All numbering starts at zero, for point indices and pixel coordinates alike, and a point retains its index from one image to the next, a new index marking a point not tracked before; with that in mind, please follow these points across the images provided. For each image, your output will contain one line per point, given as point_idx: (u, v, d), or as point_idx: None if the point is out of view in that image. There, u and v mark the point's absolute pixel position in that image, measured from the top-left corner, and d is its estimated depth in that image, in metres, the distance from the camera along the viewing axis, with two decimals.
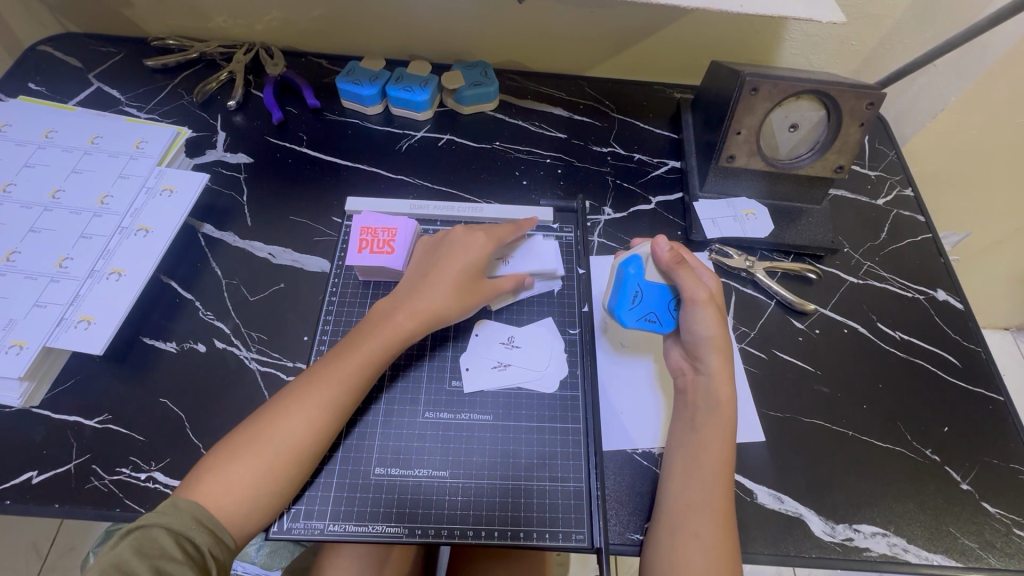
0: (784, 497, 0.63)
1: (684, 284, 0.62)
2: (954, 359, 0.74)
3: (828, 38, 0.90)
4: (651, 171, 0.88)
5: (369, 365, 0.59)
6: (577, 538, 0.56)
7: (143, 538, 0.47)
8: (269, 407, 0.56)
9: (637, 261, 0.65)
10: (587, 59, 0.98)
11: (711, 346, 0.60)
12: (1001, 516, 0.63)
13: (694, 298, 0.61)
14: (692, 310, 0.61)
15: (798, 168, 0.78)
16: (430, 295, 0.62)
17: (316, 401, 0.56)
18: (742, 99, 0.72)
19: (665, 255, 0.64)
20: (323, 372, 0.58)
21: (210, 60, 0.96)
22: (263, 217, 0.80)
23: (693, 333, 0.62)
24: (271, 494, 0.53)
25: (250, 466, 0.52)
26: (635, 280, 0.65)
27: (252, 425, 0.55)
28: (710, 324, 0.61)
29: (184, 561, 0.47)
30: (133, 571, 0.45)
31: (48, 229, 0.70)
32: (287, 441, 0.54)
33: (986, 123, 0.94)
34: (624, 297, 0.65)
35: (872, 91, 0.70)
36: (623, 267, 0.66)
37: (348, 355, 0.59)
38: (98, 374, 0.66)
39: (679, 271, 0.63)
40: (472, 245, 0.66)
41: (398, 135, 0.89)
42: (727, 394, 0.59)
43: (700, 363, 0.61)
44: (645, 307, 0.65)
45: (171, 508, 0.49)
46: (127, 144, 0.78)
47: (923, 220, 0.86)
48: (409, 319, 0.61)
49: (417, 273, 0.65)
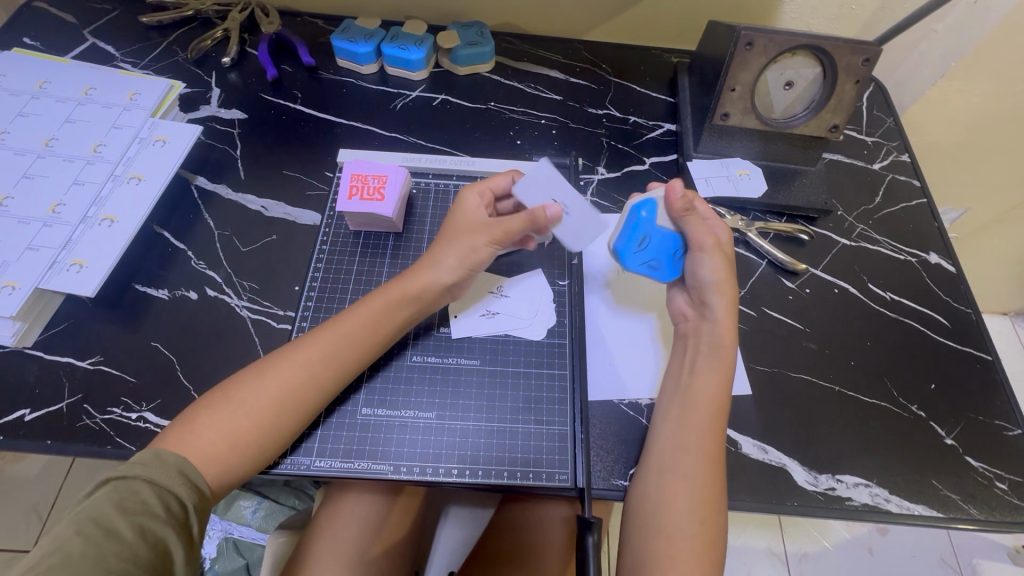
0: (768, 447, 0.63)
1: (693, 230, 0.62)
2: (944, 320, 0.74)
3: (829, 1, 0.88)
4: (646, 133, 0.88)
5: (373, 324, 0.59)
6: (560, 478, 0.57)
7: (124, 491, 0.46)
8: (268, 361, 0.56)
9: (650, 205, 0.63)
10: (585, 22, 0.97)
11: (715, 289, 0.60)
12: (984, 470, 0.63)
13: (702, 245, 0.62)
14: (699, 257, 0.61)
15: (792, 128, 0.78)
16: (445, 252, 0.62)
17: (316, 356, 0.56)
18: (737, 54, 0.71)
19: (678, 200, 0.62)
20: (325, 329, 0.58)
21: (205, 19, 0.95)
22: (256, 171, 0.80)
23: (697, 278, 0.62)
24: (271, 444, 0.54)
25: (249, 419, 0.53)
26: (646, 224, 0.63)
27: (249, 376, 0.55)
28: (716, 269, 0.61)
29: (164, 518, 0.47)
30: (114, 526, 0.44)
31: (41, 176, 0.70)
32: (286, 394, 0.54)
33: (987, 91, 0.93)
34: (631, 240, 0.64)
35: (868, 46, 0.69)
36: (634, 210, 0.63)
37: (353, 312, 0.59)
38: (90, 320, 0.66)
39: (688, 218, 0.62)
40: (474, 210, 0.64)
41: (393, 95, 0.89)
42: (728, 338, 0.60)
43: (705, 308, 0.61)
44: (652, 252, 0.64)
45: (155, 460, 0.49)
46: (120, 96, 0.79)
47: (918, 185, 0.85)
48: (417, 282, 0.60)
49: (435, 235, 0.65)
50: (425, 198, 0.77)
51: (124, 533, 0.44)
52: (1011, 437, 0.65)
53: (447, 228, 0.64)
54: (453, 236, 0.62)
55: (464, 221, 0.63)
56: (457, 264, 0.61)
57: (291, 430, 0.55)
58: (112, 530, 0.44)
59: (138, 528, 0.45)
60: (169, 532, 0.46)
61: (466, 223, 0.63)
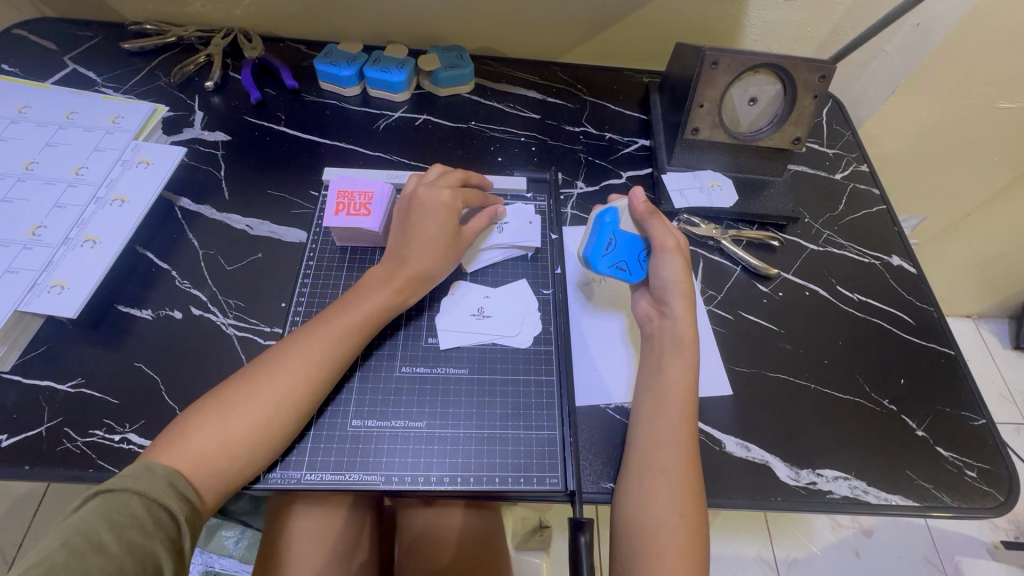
0: (750, 446, 0.65)
1: (655, 232, 0.65)
2: (909, 318, 0.78)
3: (786, 24, 0.94)
4: (622, 148, 0.91)
5: (367, 323, 0.61)
6: (550, 482, 0.58)
7: (114, 504, 0.46)
8: (261, 365, 0.56)
9: (613, 212, 0.67)
10: (560, 45, 1.01)
11: (675, 290, 0.63)
12: (953, 459, 0.66)
13: (664, 246, 0.64)
14: (661, 257, 0.64)
15: (758, 141, 0.82)
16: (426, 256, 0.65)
17: (315, 356, 0.57)
18: (703, 73, 0.76)
19: (641, 205, 0.65)
20: (320, 330, 0.59)
21: (187, 44, 0.96)
22: (241, 192, 0.81)
23: (661, 278, 0.64)
24: (266, 449, 0.54)
25: (243, 422, 0.53)
26: (610, 229, 0.66)
27: (245, 380, 0.55)
28: (675, 271, 0.64)
29: (153, 532, 0.46)
30: (102, 540, 0.44)
31: (21, 199, 0.70)
32: (283, 396, 0.55)
33: (936, 106, 0.99)
34: (599, 244, 0.67)
35: (823, 64, 0.74)
36: (599, 216, 0.67)
37: (346, 313, 0.60)
38: (71, 342, 0.65)
39: (652, 222, 0.65)
40: (440, 205, 0.66)
41: (375, 116, 0.92)
42: (690, 335, 0.62)
43: (666, 308, 0.64)
44: (618, 254, 0.67)
45: (146, 472, 0.49)
46: (103, 119, 0.79)
47: (878, 193, 0.90)
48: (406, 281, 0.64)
49: (407, 234, 0.66)
50: None
51: (112, 547, 0.44)
52: (977, 427, 0.69)
53: (423, 231, 0.65)
54: (432, 240, 0.65)
55: (443, 226, 0.66)
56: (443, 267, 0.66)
57: (284, 438, 0.55)
58: (100, 544, 0.44)
59: (126, 542, 0.44)
60: (159, 546, 0.46)
61: (447, 226, 0.66)
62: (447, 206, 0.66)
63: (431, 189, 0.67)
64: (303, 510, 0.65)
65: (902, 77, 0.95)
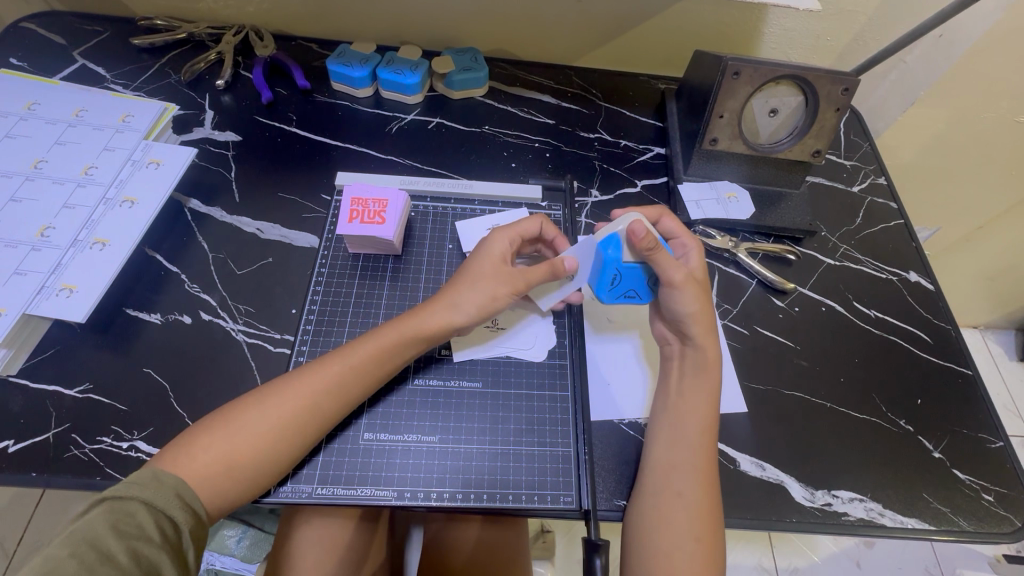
0: (765, 465, 0.64)
1: (662, 269, 0.60)
2: (926, 336, 0.76)
3: (806, 33, 0.93)
4: (637, 156, 0.90)
5: (381, 356, 0.58)
6: (565, 501, 0.57)
7: (120, 513, 0.45)
8: (272, 386, 0.56)
9: (614, 242, 0.60)
10: (575, 49, 1.00)
11: (692, 322, 0.61)
12: (970, 482, 0.65)
13: (672, 281, 0.61)
14: (672, 292, 0.61)
15: (778, 153, 0.81)
16: (464, 294, 0.60)
17: (324, 384, 0.56)
18: (724, 83, 0.75)
19: (643, 240, 0.58)
20: (333, 358, 0.58)
21: (198, 41, 0.95)
22: (251, 194, 0.79)
23: (673, 311, 0.62)
24: (271, 466, 0.53)
25: (249, 439, 0.52)
26: (612, 264, 0.61)
27: (252, 400, 0.55)
28: (689, 302, 0.61)
29: (159, 543, 0.45)
30: (110, 550, 0.43)
31: (29, 199, 0.69)
32: (288, 421, 0.54)
33: (955, 119, 0.98)
34: (603, 280, 0.63)
35: (847, 77, 0.73)
36: (600, 249, 0.61)
37: (361, 343, 0.59)
38: (79, 345, 0.65)
39: (657, 258, 0.59)
40: (487, 242, 0.63)
41: (388, 118, 0.90)
42: (714, 360, 0.61)
43: (686, 336, 0.62)
44: (625, 286, 0.63)
45: (153, 480, 0.48)
46: (113, 118, 0.78)
47: (896, 207, 0.89)
48: (427, 317, 0.60)
49: (455, 274, 0.63)
50: (423, 221, 0.78)
51: (119, 558, 0.43)
52: (994, 449, 0.68)
53: (469, 268, 0.62)
54: (472, 276, 0.61)
55: (488, 264, 0.62)
56: (476, 307, 0.60)
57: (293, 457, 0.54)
58: (107, 554, 0.43)
59: (133, 553, 0.43)
60: (164, 556, 0.45)
61: (492, 264, 0.62)
62: (495, 244, 0.63)
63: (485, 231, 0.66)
64: (311, 519, 0.64)
65: (922, 89, 0.94)
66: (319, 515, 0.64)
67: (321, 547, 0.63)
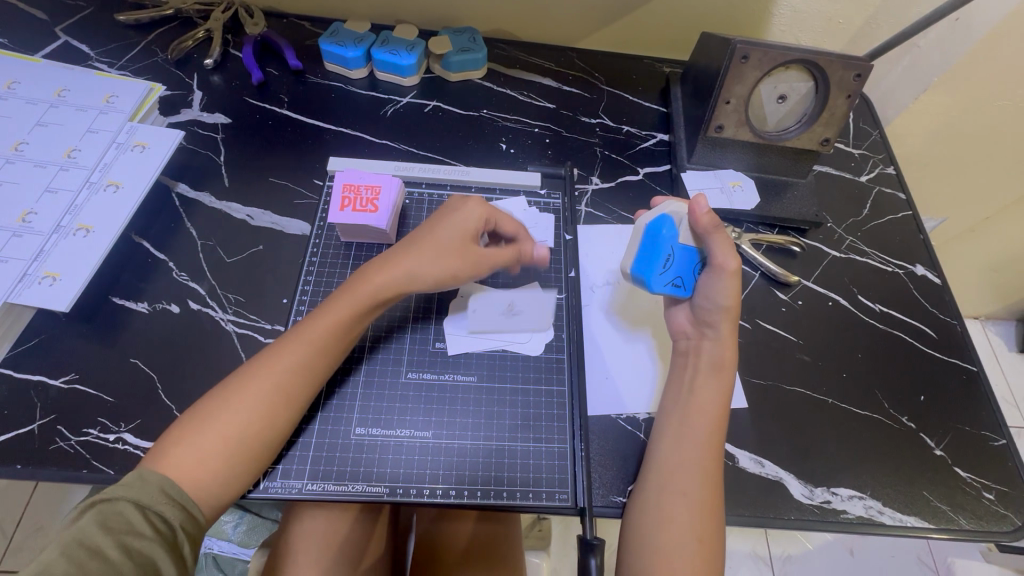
0: (765, 461, 0.63)
1: (716, 249, 0.60)
2: (932, 332, 0.75)
3: (818, 15, 0.89)
4: (640, 143, 0.87)
5: (341, 330, 0.57)
6: (560, 498, 0.56)
7: (109, 511, 0.44)
8: (238, 372, 0.54)
9: (669, 224, 0.62)
10: (577, 30, 0.96)
11: (724, 313, 0.60)
12: (972, 480, 0.64)
13: (722, 265, 0.60)
14: (717, 277, 0.60)
15: (785, 141, 0.79)
16: (421, 264, 0.59)
17: (285, 365, 0.54)
18: (732, 67, 0.72)
19: (704, 216, 0.60)
20: (293, 337, 0.56)
21: (185, 18, 0.91)
22: (241, 179, 0.77)
23: (713, 299, 0.60)
24: (253, 461, 0.52)
25: (223, 432, 0.50)
26: (668, 243, 0.62)
27: (220, 392, 0.53)
28: (730, 291, 0.60)
29: (152, 537, 0.44)
30: (99, 546, 0.42)
31: (10, 183, 0.66)
32: (256, 408, 0.52)
33: (967, 107, 0.94)
34: (655, 261, 0.62)
35: (859, 62, 0.70)
36: (656, 228, 0.62)
37: (320, 316, 0.57)
38: (65, 335, 0.63)
39: (713, 235, 0.60)
40: (464, 213, 0.61)
41: (383, 100, 0.87)
42: (729, 358, 0.60)
43: (708, 329, 0.61)
44: (673, 272, 0.62)
45: (138, 480, 0.47)
46: (96, 98, 0.75)
47: (904, 198, 0.87)
48: (391, 287, 0.59)
49: (417, 236, 0.61)
50: (418, 208, 0.75)
51: (110, 554, 0.42)
52: (997, 447, 0.67)
53: (428, 240, 0.60)
54: (435, 246, 0.60)
55: (454, 237, 0.60)
56: (432, 277, 0.59)
57: (270, 450, 0.53)
58: (97, 550, 0.42)
59: (125, 547, 0.43)
60: (157, 550, 0.44)
61: (450, 236, 0.60)
62: (473, 218, 0.61)
63: (461, 200, 0.63)
64: (313, 510, 0.63)
65: (934, 76, 0.91)
66: (322, 508, 0.64)
67: (315, 543, 0.62)
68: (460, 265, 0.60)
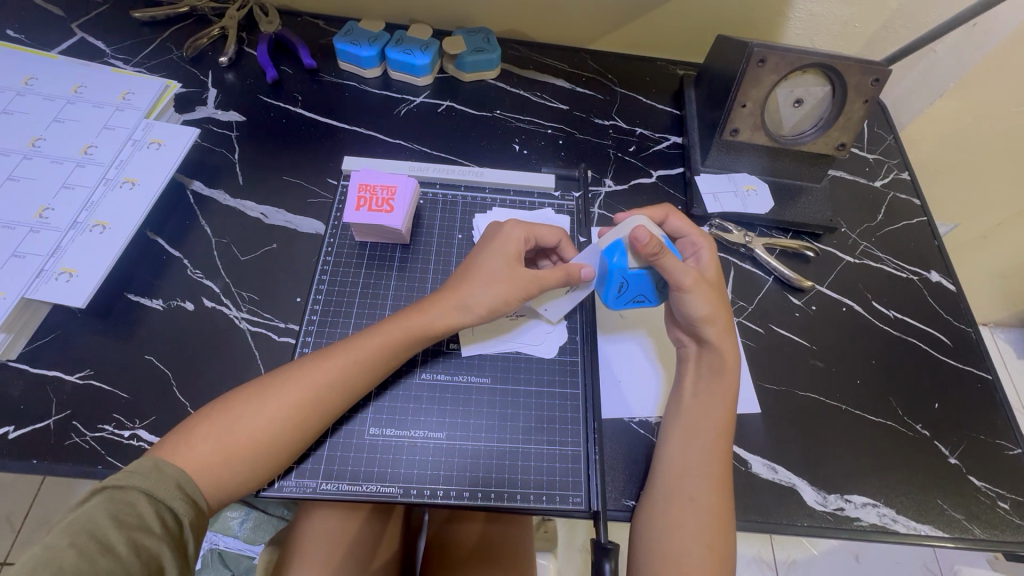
0: (778, 467, 0.63)
1: (669, 271, 0.58)
2: (946, 338, 0.74)
3: (834, 19, 0.89)
4: (653, 145, 0.87)
5: (384, 351, 0.56)
6: (573, 501, 0.56)
7: (120, 503, 0.44)
8: (273, 376, 0.54)
9: (619, 250, 0.58)
10: (590, 31, 0.96)
11: (705, 325, 0.59)
12: (986, 489, 0.64)
13: (681, 285, 0.59)
14: (681, 296, 0.59)
15: (801, 145, 0.78)
16: (471, 292, 0.58)
17: (326, 376, 0.54)
18: (749, 70, 0.71)
19: (645, 246, 0.56)
20: (336, 351, 0.56)
21: (201, 16, 0.92)
22: (255, 177, 0.77)
23: (685, 315, 0.60)
24: (271, 461, 0.52)
25: (245, 434, 0.50)
26: (619, 271, 0.59)
27: (251, 392, 0.53)
28: (700, 306, 0.59)
29: (161, 534, 0.44)
30: (110, 542, 0.42)
31: (26, 178, 0.67)
32: (286, 415, 0.52)
33: (984, 113, 0.94)
34: (610, 287, 0.61)
35: (877, 67, 0.70)
36: (605, 257, 0.60)
37: (367, 335, 0.57)
38: (81, 330, 0.63)
39: (662, 261, 0.57)
40: (505, 241, 0.61)
41: (396, 100, 0.87)
42: (730, 362, 0.59)
43: (701, 338, 0.60)
44: (633, 291, 0.62)
45: (155, 472, 0.47)
46: (112, 95, 0.75)
47: (919, 204, 0.86)
48: (435, 308, 0.58)
49: (466, 266, 0.61)
50: (432, 209, 0.75)
51: (120, 549, 0.42)
52: (1012, 456, 0.66)
53: (476, 263, 0.60)
54: (483, 275, 0.59)
55: (500, 262, 0.59)
56: (484, 307, 0.58)
57: (289, 455, 0.53)
58: (108, 545, 0.42)
59: (133, 544, 0.42)
60: (164, 547, 0.44)
61: (505, 264, 0.59)
62: (512, 240, 0.61)
63: (499, 226, 0.63)
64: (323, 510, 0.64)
65: (951, 81, 0.90)
66: (327, 506, 0.64)
67: (324, 542, 0.62)
68: (516, 290, 0.58)
